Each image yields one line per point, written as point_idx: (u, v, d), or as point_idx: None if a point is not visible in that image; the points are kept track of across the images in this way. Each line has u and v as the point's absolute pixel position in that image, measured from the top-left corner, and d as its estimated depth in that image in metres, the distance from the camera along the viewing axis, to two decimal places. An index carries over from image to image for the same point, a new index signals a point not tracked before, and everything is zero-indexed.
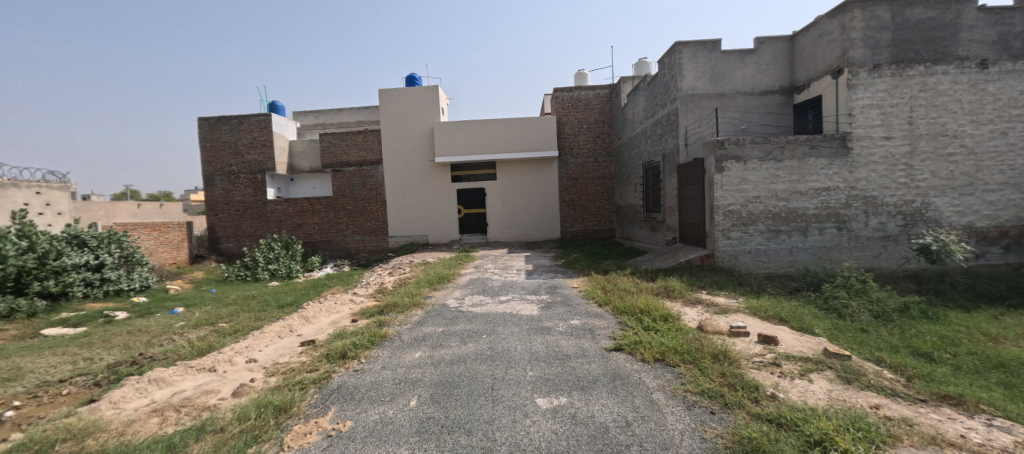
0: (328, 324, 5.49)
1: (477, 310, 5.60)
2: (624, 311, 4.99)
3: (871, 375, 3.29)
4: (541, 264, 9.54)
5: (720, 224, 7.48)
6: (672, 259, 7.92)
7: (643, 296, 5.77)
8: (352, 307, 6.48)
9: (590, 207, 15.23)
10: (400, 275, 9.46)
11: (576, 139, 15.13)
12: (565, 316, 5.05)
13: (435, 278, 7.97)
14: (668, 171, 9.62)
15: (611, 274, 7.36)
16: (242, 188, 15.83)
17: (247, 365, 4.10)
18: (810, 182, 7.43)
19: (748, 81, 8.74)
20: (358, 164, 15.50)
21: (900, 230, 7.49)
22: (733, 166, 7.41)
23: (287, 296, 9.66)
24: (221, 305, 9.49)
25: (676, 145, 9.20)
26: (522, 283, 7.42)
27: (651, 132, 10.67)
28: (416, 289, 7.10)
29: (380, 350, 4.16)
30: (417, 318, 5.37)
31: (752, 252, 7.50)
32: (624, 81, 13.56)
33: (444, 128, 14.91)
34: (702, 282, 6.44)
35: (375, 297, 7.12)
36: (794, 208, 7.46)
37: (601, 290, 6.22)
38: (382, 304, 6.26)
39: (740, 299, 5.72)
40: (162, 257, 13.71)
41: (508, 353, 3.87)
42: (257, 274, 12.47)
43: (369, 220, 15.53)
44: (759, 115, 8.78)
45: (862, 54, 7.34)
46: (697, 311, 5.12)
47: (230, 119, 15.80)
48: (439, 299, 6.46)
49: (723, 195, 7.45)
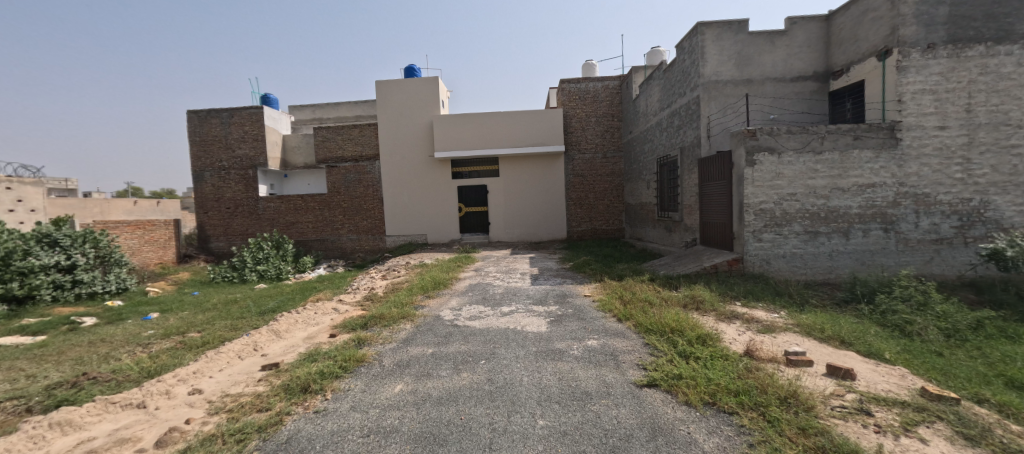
0: (301, 342, 4.67)
1: (476, 325, 4.76)
2: (651, 330, 4.15)
3: (998, 430, 2.47)
4: (548, 267, 8.70)
5: (751, 225, 6.64)
6: (696, 263, 7.07)
7: (670, 309, 4.94)
8: (334, 318, 5.68)
9: (598, 205, 14.39)
10: (393, 279, 8.66)
11: (583, 133, 14.27)
12: (580, 335, 4.22)
13: (430, 284, 7.15)
14: (687, 166, 8.76)
15: (627, 281, 6.53)
16: (233, 184, 15.09)
17: (188, 399, 3.32)
18: (853, 177, 6.58)
19: (778, 65, 7.87)
20: (354, 160, 14.73)
21: (955, 232, 6.62)
22: (765, 159, 6.55)
23: (272, 301, 8.90)
24: (200, 310, 8.74)
25: (696, 137, 8.34)
26: (527, 290, 6.61)
27: (667, 124, 9.81)
28: (408, 297, 6.30)
29: (352, 381, 3.36)
30: (404, 334, 4.57)
31: (786, 257, 6.65)
32: (635, 71, 12.69)
33: (444, 122, 14.11)
34: (735, 292, 5.60)
35: (362, 306, 6.32)
36: (835, 207, 6.60)
37: (618, 301, 5.39)
38: (367, 316, 5.43)
39: (784, 314, 4.87)
40: (146, 257, 13.02)
41: (512, 389, 3.04)
42: (244, 276, 11.74)
43: (365, 219, 14.76)
44: (790, 103, 7.91)
45: (915, 32, 6.45)
46: (738, 329, 4.28)
47: (220, 112, 15.06)
48: (434, 309, 5.64)
49: (753, 192, 6.60)
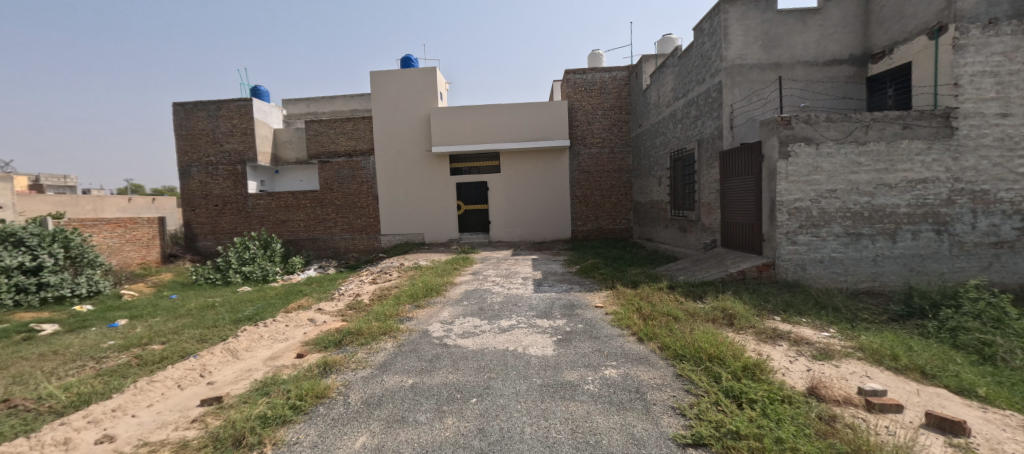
0: (259, 366, 3.90)
1: (469, 346, 3.98)
2: (682, 357, 3.36)
3: None
4: (552, 271, 7.91)
5: (784, 225, 5.84)
6: (720, 268, 6.27)
7: (699, 326, 4.16)
8: (307, 333, 4.92)
9: (605, 203, 13.58)
10: (383, 283, 7.91)
11: (589, 127, 13.46)
12: (593, 362, 3.43)
13: (420, 291, 6.36)
14: (706, 160, 7.96)
15: (643, 289, 5.74)
16: (221, 181, 14.37)
17: (91, 451, 2.57)
18: (900, 172, 5.78)
19: (810, 48, 7.05)
20: (347, 155, 13.99)
21: (1017, 234, 5.80)
22: (802, 150, 5.75)
23: (250, 307, 8.13)
24: (173, 316, 8.00)
25: (717, 127, 7.54)
26: (530, 298, 5.84)
27: (682, 115, 9.00)
28: (394, 306, 5.54)
29: (301, 430, 2.59)
30: (382, 357, 3.81)
31: (824, 262, 5.85)
32: (646, 60, 11.87)
33: (442, 115, 13.34)
34: (771, 305, 4.81)
35: (343, 317, 5.57)
36: (879, 206, 5.80)
37: (636, 315, 4.61)
38: (344, 331, 4.65)
39: (836, 335, 4.08)
40: (127, 256, 12.34)
41: (508, 450, 2.26)
42: (228, 277, 11.02)
43: (359, 217, 14.02)
44: (824, 90, 7.09)
45: (975, 5, 5.60)
46: (787, 355, 3.49)
47: (207, 104, 14.33)
48: (421, 322, 4.88)
49: (787, 188, 5.80)
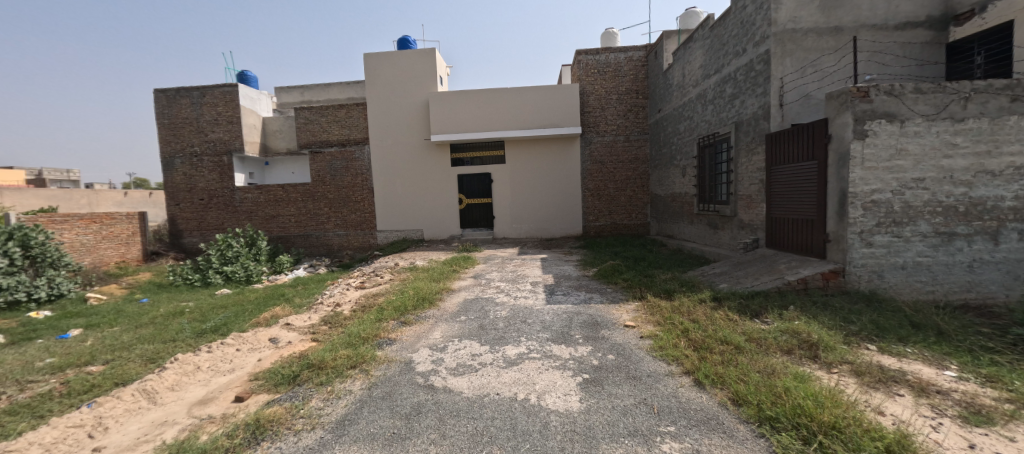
0: (177, 420, 2.85)
1: (464, 390, 2.91)
2: (776, 421, 2.28)
3: None
4: (566, 275, 6.83)
5: (858, 223, 4.70)
6: (772, 274, 5.15)
7: (776, 362, 3.06)
8: (263, 360, 3.90)
9: (619, 196, 12.41)
10: (373, 288, 6.90)
11: (602, 112, 12.23)
12: (641, 428, 2.36)
13: (410, 302, 5.28)
14: (746, 145, 6.79)
15: (681, 303, 4.62)
16: (206, 173, 13.37)
17: None
18: (1009, 155, 4.58)
19: (879, 6, 5.78)
20: (339, 144, 12.92)
21: None
22: (882, 129, 4.61)
23: (220, 316, 7.09)
24: (134, 325, 6.98)
25: (760, 106, 6.36)
26: (544, 312, 4.77)
27: (714, 95, 7.81)
28: (376, 323, 4.51)
29: None
30: (344, 408, 2.77)
31: (907, 269, 4.74)
32: (667, 37, 10.61)
33: (441, 101, 12.23)
34: (858, 327, 3.69)
35: (315, 335, 4.56)
36: (979, 199, 4.63)
37: (684, 341, 3.53)
38: (303, 360, 3.60)
39: (968, 377, 2.96)
40: (103, 254, 11.43)
41: None
42: (207, 278, 10.06)
43: (354, 212, 13.01)
44: (897, 58, 5.82)
45: None
46: (924, 418, 2.40)
47: (190, 90, 13.31)
48: (404, 347, 3.84)
49: (863, 177, 4.67)
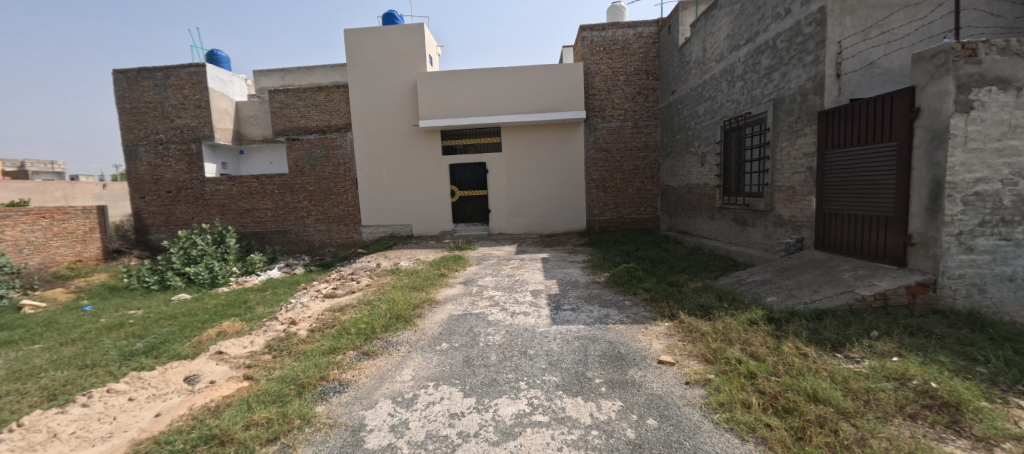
0: None
1: None
2: None
3: None
4: (573, 281, 5.75)
5: (954, 222, 3.64)
6: (837, 287, 4.08)
7: (913, 445, 1.99)
8: (162, 415, 2.79)
9: (626, 188, 11.31)
10: (343, 298, 5.78)
11: (608, 94, 11.04)
12: None
13: (379, 322, 4.16)
14: (788, 126, 5.68)
15: (726, 326, 3.55)
16: (173, 163, 12.14)
17: None
18: None
19: None
20: (318, 131, 11.69)
21: None
22: (990, 100, 3.53)
23: (162, 331, 5.94)
24: (59, 342, 5.83)
25: (809, 77, 5.24)
26: (549, 338, 3.67)
27: (744, 69, 6.69)
28: (328, 357, 3.40)
29: None
30: None
31: (1016, 281, 3.69)
32: (683, 8, 9.42)
33: (430, 81, 11.02)
34: (995, 372, 2.64)
35: (249, 371, 3.43)
36: None
37: (757, 395, 2.45)
38: (205, 424, 2.51)
39: None
40: (54, 253, 10.26)
41: None
42: (166, 280, 8.94)
43: (336, 206, 11.86)
44: (998, 9, 4.61)
45: None
46: None
47: (153, 71, 11.99)
48: (354, 398, 2.77)
49: (964, 162, 3.59)
